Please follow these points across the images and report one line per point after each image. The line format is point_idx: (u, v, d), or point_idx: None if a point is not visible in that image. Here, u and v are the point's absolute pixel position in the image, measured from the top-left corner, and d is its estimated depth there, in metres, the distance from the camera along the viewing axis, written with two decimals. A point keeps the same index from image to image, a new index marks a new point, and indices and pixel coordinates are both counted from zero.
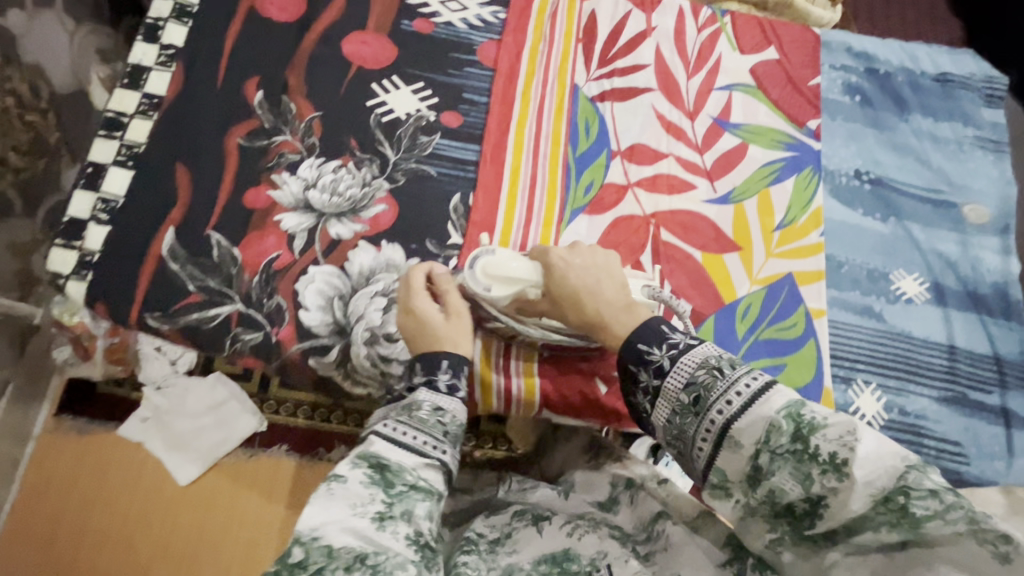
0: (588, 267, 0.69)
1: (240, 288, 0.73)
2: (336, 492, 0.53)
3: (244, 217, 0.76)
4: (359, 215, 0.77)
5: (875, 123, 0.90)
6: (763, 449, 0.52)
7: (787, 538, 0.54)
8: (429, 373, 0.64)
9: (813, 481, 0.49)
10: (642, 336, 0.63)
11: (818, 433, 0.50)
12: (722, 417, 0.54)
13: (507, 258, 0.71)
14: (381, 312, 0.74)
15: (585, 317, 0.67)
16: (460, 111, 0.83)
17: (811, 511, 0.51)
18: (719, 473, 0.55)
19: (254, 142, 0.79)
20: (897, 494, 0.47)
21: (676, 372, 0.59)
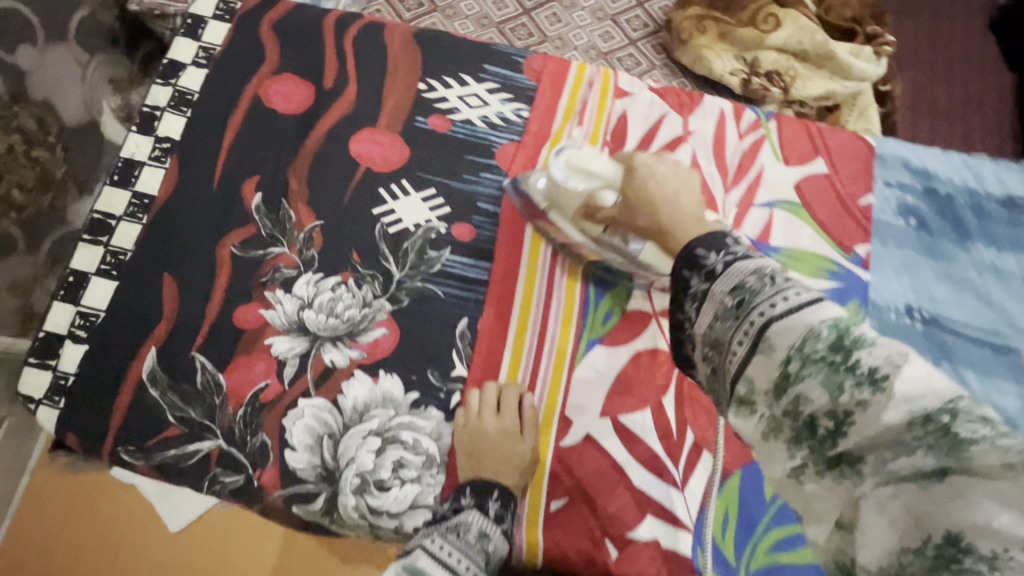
0: (674, 178, 0.65)
1: (223, 422, 0.67)
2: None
3: (232, 337, 0.70)
4: (356, 340, 0.71)
5: (931, 251, 0.81)
6: (796, 355, 0.39)
7: (810, 467, 0.40)
8: (480, 498, 0.64)
9: (843, 392, 0.37)
10: (705, 240, 0.51)
11: (864, 347, 0.38)
12: (763, 318, 0.42)
13: (590, 155, 0.71)
14: (373, 454, 0.68)
15: (657, 222, 0.63)
16: (473, 223, 0.77)
17: (834, 432, 0.38)
18: (747, 384, 0.43)
19: (249, 252, 0.72)
20: (941, 411, 0.34)
21: (727, 275, 0.47)
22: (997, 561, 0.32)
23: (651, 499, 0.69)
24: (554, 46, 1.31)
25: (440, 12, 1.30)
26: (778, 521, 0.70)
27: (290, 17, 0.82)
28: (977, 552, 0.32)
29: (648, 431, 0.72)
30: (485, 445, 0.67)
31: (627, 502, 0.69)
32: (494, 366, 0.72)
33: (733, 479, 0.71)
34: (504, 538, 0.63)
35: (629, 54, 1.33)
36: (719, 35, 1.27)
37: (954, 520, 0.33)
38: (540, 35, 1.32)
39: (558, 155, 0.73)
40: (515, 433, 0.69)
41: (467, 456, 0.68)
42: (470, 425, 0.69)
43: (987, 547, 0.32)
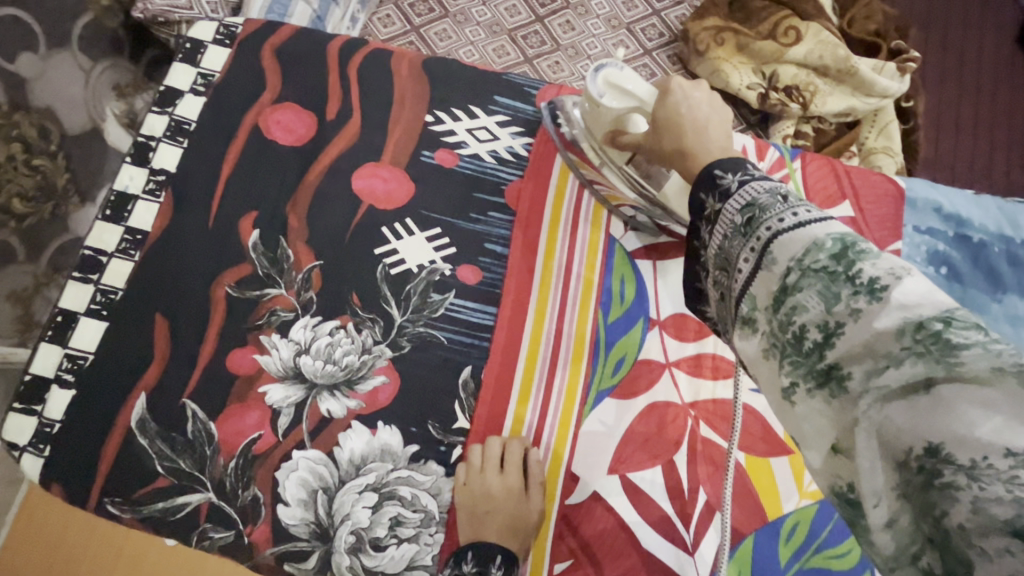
0: (707, 107, 0.60)
1: (214, 474, 0.64)
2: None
3: (225, 383, 0.67)
4: (354, 389, 0.68)
5: (962, 303, 0.77)
6: (795, 266, 0.38)
7: (800, 387, 0.37)
8: (482, 565, 0.61)
9: (839, 301, 0.36)
10: (722, 162, 0.48)
11: (867, 259, 0.36)
12: (770, 233, 0.41)
13: (630, 78, 0.68)
14: (370, 510, 0.65)
15: (680, 143, 0.58)
16: (480, 265, 0.73)
17: (822, 344, 0.36)
18: (748, 302, 0.41)
19: (245, 292, 0.69)
20: (934, 319, 0.32)
21: (740, 194, 0.45)
22: (975, 472, 0.29)
23: (661, 565, 0.66)
24: (567, 54, 1.26)
25: (451, 17, 1.25)
26: None
27: (293, 42, 0.79)
28: (956, 463, 0.30)
29: (658, 490, 0.68)
30: (488, 504, 0.64)
31: (635, 565, 0.66)
32: (498, 419, 0.69)
33: (746, 543, 0.67)
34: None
35: (644, 63, 1.28)
36: (736, 48, 1.22)
37: (939, 431, 0.31)
38: (553, 44, 1.27)
39: (598, 72, 0.70)
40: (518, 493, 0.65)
41: (468, 515, 0.65)
42: (472, 482, 0.65)
43: (967, 458, 0.30)
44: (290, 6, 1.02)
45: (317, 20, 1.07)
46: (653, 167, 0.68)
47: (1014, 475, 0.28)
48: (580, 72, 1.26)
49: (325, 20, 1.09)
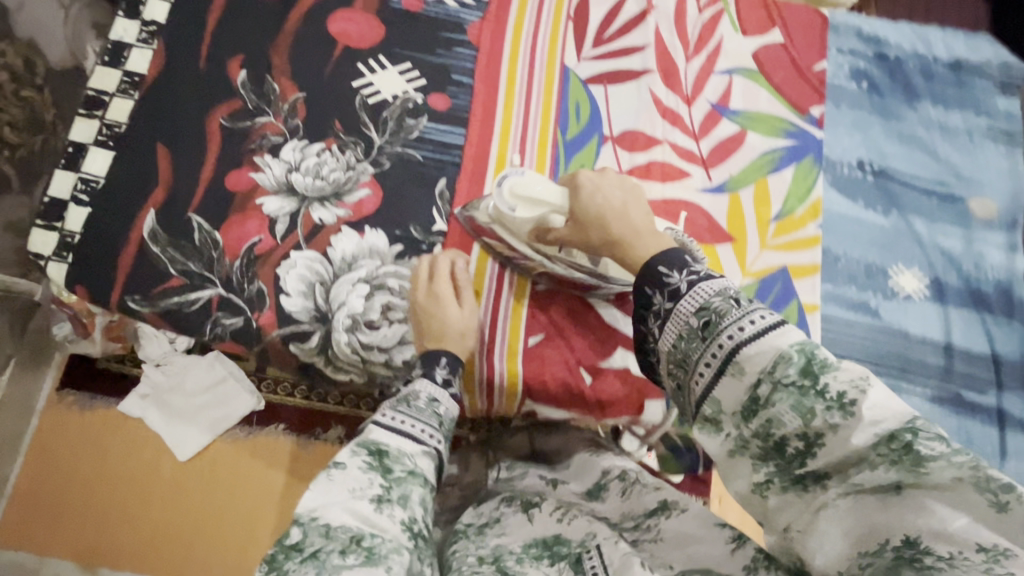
0: (619, 190, 0.67)
1: (222, 272, 0.72)
2: (336, 478, 0.53)
3: (225, 198, 0.74)
4: (342, 199, 0.76)
5: (882, 112, 0.86)
6: (766, 378, 0.45)
7: (775, 483, 0.46)
8: (427, 367, 0.66)
9: (816, 417, 0.43)
10: (665, 258, 0.55)
11: (829, 372, 0.44)
12: (732, 342, 0.47)
13: (534, 180, 0.68)
14: (363, 299, 0.73)
15: (608, 235, 0.64)
16: (448, 93, 0.81)
17: (802, 453, 0.44)
18: (714, 405, 0.48)
19: (237, 123, 0.77)
20: (904, 431, 0.40)
21: (691, 295, 0.52)
22: (953, 561, 0.38)
23: (621, 334, 0.76)
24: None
25: None
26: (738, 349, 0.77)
27: None
28: (936, 554, 0.39)
29: None
30: (425, 316, 0.70)
31: (596, 339, 0.75)
32: (469, 234, 0.77)
33: None
34: (453, 401, 0.66)
35: None
36: None
37: (913, 525, 0.40)
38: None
39: (501, 182, 0.69)
40: (447, 298, 0.70)
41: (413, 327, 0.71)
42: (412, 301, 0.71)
43: (945, 550, 0.38)
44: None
45: None
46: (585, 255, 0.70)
47: (988, 567, 0.36)
48: None
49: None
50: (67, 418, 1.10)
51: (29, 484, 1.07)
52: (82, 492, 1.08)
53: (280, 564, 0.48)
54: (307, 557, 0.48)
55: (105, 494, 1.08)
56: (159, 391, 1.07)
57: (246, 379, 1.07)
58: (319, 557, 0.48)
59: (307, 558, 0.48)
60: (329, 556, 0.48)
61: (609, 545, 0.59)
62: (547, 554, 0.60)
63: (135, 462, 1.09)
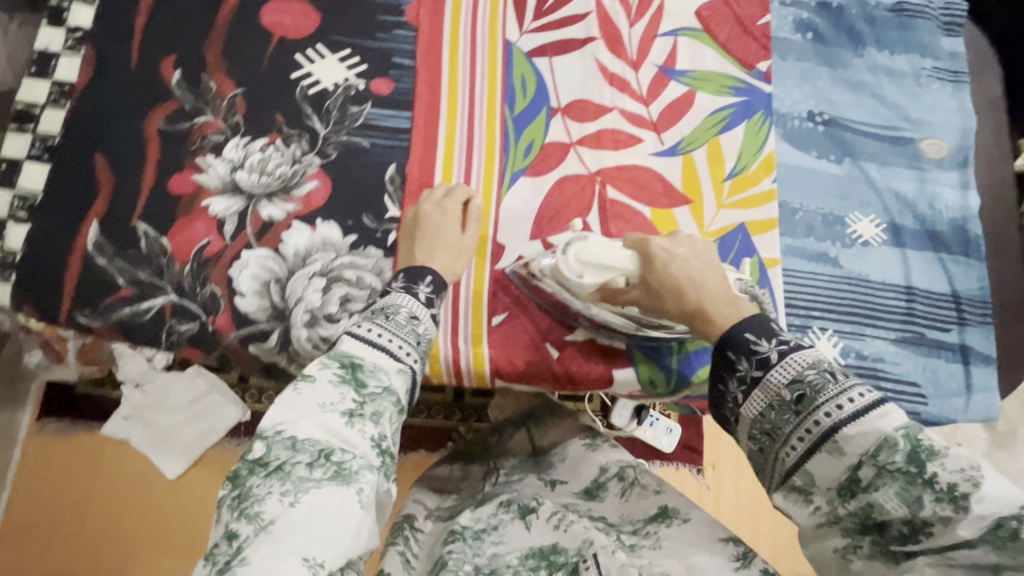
0: (694, 259, 0.67)
1: (172, 278, 0.71)
2: (305, 392, 0.54)
3: (170, 203, 0.73)
4: (290, 194, 0.74)
5: (828, 60, 0.86)
6: (869, 462, 0.50)
7: (864, 547, 0.51)
8: (410, 283, 0.67)
9: (924, 506, 0.47)
10: (753, 327, 0.59)
11: (937, 460, 0.48)
12: (830, 420, 0.52)
13: (601, 245, 0.68)
14: (320, 292, 0.72)
15: (685, 305, 0.65)
16: (391, 77, 0.79)
17: (909, 535, 0.49)
18: (805, 476, 0.53)
19: (176, 126, 0.75)
20: (1010, 518, 0.45)
21: (783, 366, 0.56)
22: None
23: None
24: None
25: None
26: None
27: None
28: None
29: None
30: (422, 227, 0.72)
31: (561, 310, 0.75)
32: None
33: None
34: (433, 321, 0.66)
35: None
36: None
37: None
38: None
39: (565, 248, 0.67)
40: (452, 217, 0.73)
41: (408, 239, 0.73)
42: (412, 214, 0.74)
43: None
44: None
45: None
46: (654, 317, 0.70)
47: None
48: None
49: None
50: (52, 444, 1.08)
51: (18, 500, 1.06)
52: (71, 516, 1.06)
53: (244, 480, 0.50)
54: (273, 470, 0.50)
55: (94, 511, 1.07)
56: (143, 410, 1.08)
57: (229, 389, 1.10)
58: (284, 470, 0.49)
59: (272, 472, 0.49)
60: (295, 468, 0.49)
61: (606, 555, 0.60)
62: (546, 565, 0.62)
63: (127, 484, 1.08)
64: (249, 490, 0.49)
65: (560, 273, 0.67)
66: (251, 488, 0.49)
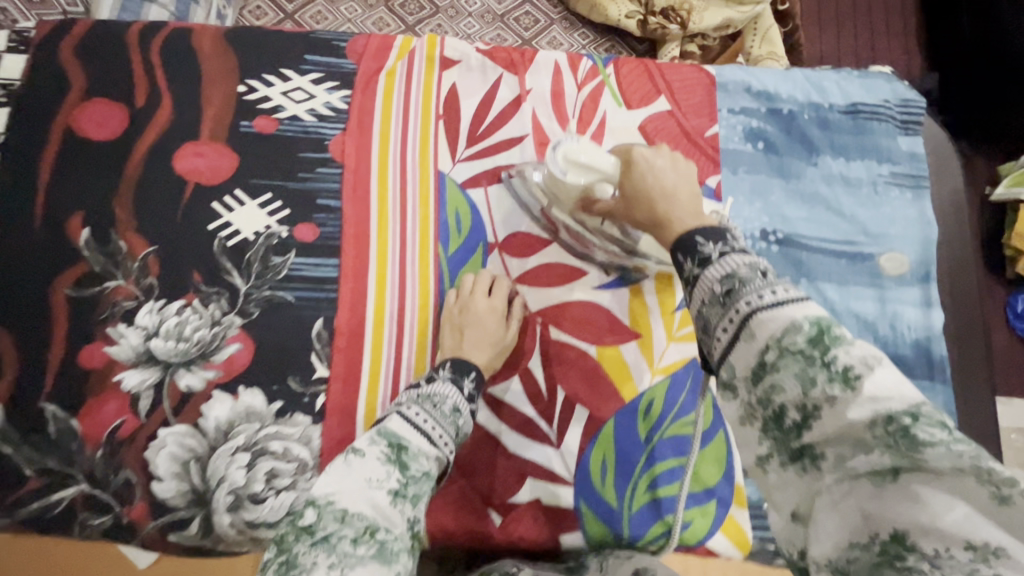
0: (672, 171, 0.66)
1: (83, 464, 0.66)
2: (354, 464, 0.53)
3: (80, 379, 0.68)
4: (210, 360, 0.70)
5: (781, 172, 0.82)
6: (774, 344, 0.42)
7: (775, 458, 0.42)
8: (457, 375, 0.67)
9: (815, 385, 0.40)
10: (704, 230, 0.52)
11: (841, 346, 0.40)
12: (749, 308, 0.44)
13: (590, 148, 0.71)
14: (244, 469, 0.67)
15: (653, 213, 0.63)
16: (316, 221, 0.75)
17: (800, 425, 0.40)
18: (727, 369, 0.45)
19: (84, 291, 0.70)
20: (903, 414, 0.36)
21: (720, 264, 0.48)
22: None
23: (529, 463, 0.71)
24: (448, 16, 1.37)
25: None
26: (657, 458, 0.72)
27: (92, 37, 0.78)
28: (920, 552, 0.34)
29: (519, 397, 0.74)
30: (468, 322, 0.71)
31: (505, 470, 0.71)
32: (354, 375, 0.71)
33: (607, 427, 0.73)
34: (471, 418, 0.66)
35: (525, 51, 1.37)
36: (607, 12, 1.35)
37: None
38: (432, 8, 1.37)
39: (556, 148, 0.72)
40: (502, 320, 0.72)
41: (452, 327, 0.71)
42: (461, 302, 0.73)
43: (931, 547, 0.34)
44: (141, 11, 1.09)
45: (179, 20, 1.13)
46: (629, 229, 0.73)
47: (974, 568, 0.33)
48: (463, 29, 1.36)
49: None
50: None
51: None
52: None
53: (291, 545, 0.47)
54: (319, 540, 0.47)
55: None
56: None
57: None
58: (331, 541, 0.47)
59: (319, 541, 0.47)
60: (340, 541, 0.47)
61: None
62: None
63: None
64: (296, 557, 0.46)
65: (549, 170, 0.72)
66: (297, 556, 0.46)
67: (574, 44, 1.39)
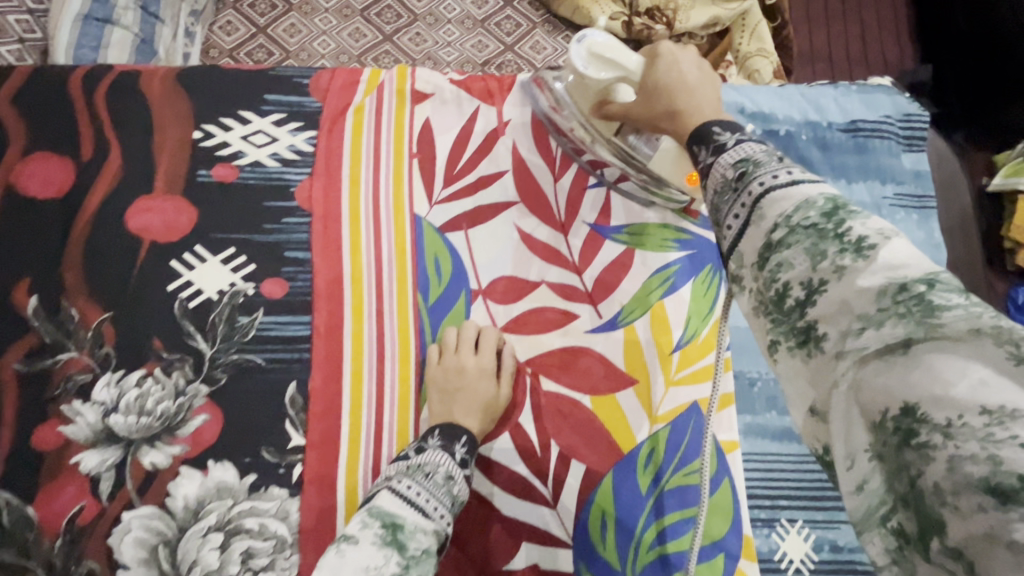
0: (697, 70, 0.57)
1: (42, 557, 0.61)
2: (347, 555, 0.51)
3: (33, 463, 0.63)
4: (175, 434, 0.65)
5: None
6: (784, 223, 0.37)
7: (781, 345, 0.37)
8: (448, 441, 0.62)
9: (825, 259, 0.35)
10: (723, 123, 0.47)
11: (856, 218, 0.35)
12: (763, 188, 0.39)
13: (619, 48, 0.67)
14: (218, 551, 0.62)
15: (671, 105, 0.55)
16: (285, 276, 0.70)
17: (804, 302, 0.35)
18: (736, 260, 0.40)
19: (35, 366, 0.65)
20: (917, 282, 0.32)
21: (735, 150, 0.43)
22: None
23: (524, 526, 0.67)
24: (426, 24, 1.30)
25: (296, 10, 1.27)
26: (659, 513, 0.68)
27: (34, 86, 0.72)
28: (932, 422, 0.29)
29: (511, 455, 0.69)
30: (462, 383, 0.66)
31: (499, 534, 0.66)
32: (332, 442, 0.66)
33: (605, 481, 0.68)
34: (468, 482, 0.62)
35: (507, 60, 1.32)
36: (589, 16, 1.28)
37: None
38: (410, 16, 1.30)
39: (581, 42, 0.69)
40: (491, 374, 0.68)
41: (440, 392, 0.67)
42: (446, 364, 0.68)
43: (943, 417, 0.29)
44: (102, 36, 1.04)
45: (142, 45, 1.08)
46: (643, 135, 0.69)
47: (990, 433, 0.27)
48: (443, 37, 1.30)
49: (158, 16, 1.11)
50: None
51: None
52: None
53: None
54: None
55: None
56: None
57: None
58: None
59: None
60: None
61: None
62: None
63: None
64: None
65: (571, 62, 0.69)
66: None
67: (558, 48, 1.34)
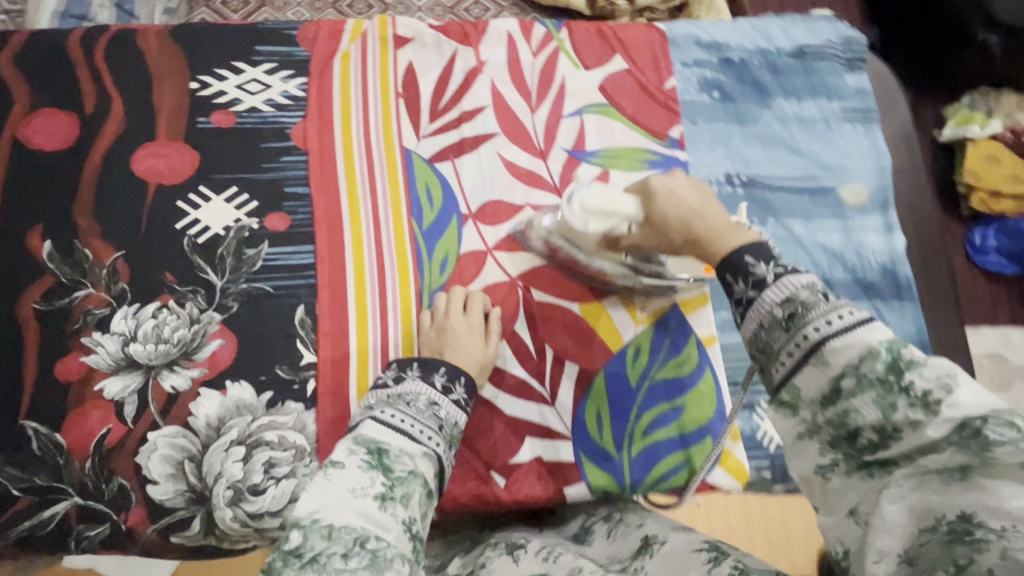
0: (696, 195, 0.63)
1: (73, 477, 0.64)
2: (334, 477, 0.49)
3: (59, 392, 0.66)
4: (193, 359, 0.69)
5: (738, 118, 0.84)
6: (851, 371, 0.42)
7: (840, 465, 0.43)
8: (425, 372, 0.63)
9: (896, 410, 0.40)
10: (753, 248, 0.52)
11: (914, 368, 0.41)
12: (819, 334, 0.44)
13: (613, 194, 0.66)
14: (241, 462, 0.66)
15: (691, 232, 0.61)
16: (286, 210, 0.74)
17: (876, 443, 0.41)
18: (791, 391, 0.45)
19: (53, 304, 0.69)
20: (974, 418, 0.38)
21: (778, 286, 0.48)
22: None
23: (526, 423, 0.72)
24: (397, 12, 1.36)
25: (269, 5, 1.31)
26: (649, 404, 0.73)
27: (32, 45, 0.76)
28: (987, 526, 0.36)
29: (510, 359, 0.74)
30: (446, 339, 0.69)
31: (502, 433, 0.72)
32: (342, 356, 0.71)
33: (598, 379, 0.74)
34: (455, 407, 0.62)
35: None
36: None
37: None
38: (381, 5, 1.36)
39: (570, 200, 0.68)
40: (477, 328, 0.71)
41: (431, 348, 0.69)
42: (436, 324, 0.71)
43: (997, 522, 0.36)
44: None
45: None
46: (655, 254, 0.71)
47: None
48: None
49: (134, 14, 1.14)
50: None
51: None
52: None
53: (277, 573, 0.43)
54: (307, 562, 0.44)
55: None
56: None
57: None
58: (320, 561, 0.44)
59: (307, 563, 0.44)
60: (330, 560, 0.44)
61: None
62: None
63: None
64: None
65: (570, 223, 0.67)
66: None
67: None
